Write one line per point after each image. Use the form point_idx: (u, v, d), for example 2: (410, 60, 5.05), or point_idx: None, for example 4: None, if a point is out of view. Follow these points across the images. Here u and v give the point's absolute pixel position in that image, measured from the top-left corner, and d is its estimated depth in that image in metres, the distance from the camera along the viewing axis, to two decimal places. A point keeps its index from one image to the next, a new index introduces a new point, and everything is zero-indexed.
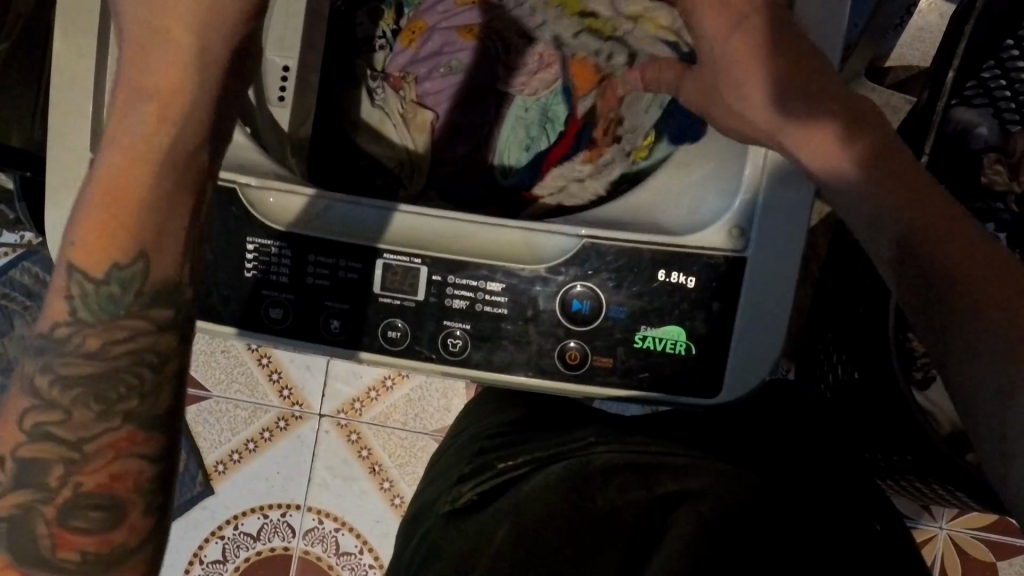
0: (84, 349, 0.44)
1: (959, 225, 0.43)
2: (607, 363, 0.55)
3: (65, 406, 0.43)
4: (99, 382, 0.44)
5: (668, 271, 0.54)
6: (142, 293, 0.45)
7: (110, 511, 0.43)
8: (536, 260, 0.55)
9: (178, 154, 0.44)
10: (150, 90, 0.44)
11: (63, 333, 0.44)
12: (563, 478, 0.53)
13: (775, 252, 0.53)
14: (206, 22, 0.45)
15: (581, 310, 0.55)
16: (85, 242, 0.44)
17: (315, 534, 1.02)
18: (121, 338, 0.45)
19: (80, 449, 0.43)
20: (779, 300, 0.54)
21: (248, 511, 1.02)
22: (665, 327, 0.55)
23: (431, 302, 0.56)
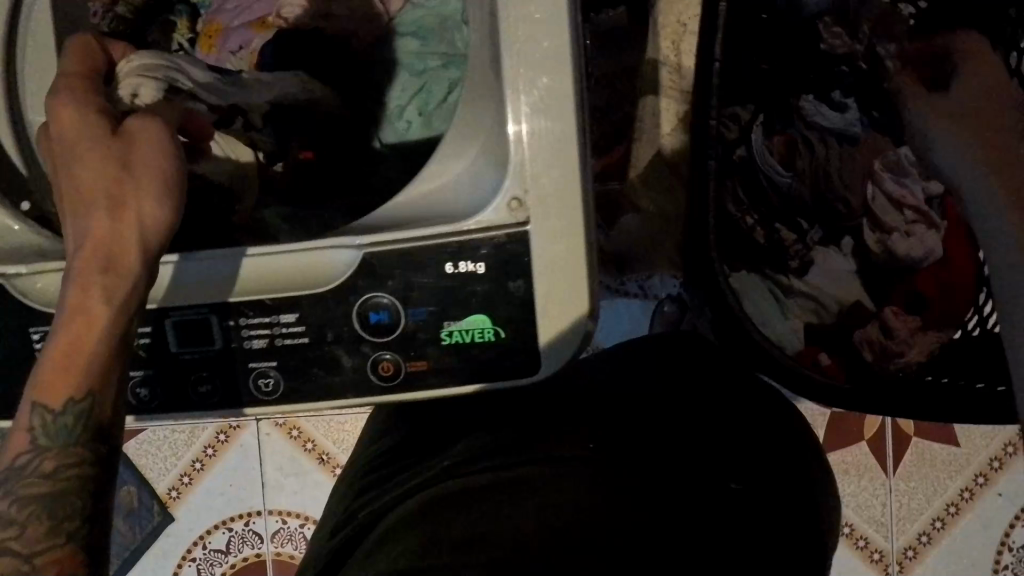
0: (38, 470, 0.47)
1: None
2: (422, 366, 0.53)
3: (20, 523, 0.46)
4: (47, 501, 0.46)
5: (456, 261, 0.52)
6: (86, 428, 0.47)
7: None
8: (327, 280, 0.53)
9: (126, 302, 0.47)
10: (106, 246, 0.47)
11: (21, 461, 0.47)
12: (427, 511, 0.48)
13: (558, 212, 0.50)
14: (161, 175, 0.49)
15: (381, 320, 0.53)
16: (43, 380, 0.46)
17: (282, 534, 1.22)
18: (69, 461, 0.48)
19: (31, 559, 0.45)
20: (575, 260, 0.51)
21: (215, 529, 1.22)
22: (468, 317, 0.53)
23: (230, 349, 0.54)
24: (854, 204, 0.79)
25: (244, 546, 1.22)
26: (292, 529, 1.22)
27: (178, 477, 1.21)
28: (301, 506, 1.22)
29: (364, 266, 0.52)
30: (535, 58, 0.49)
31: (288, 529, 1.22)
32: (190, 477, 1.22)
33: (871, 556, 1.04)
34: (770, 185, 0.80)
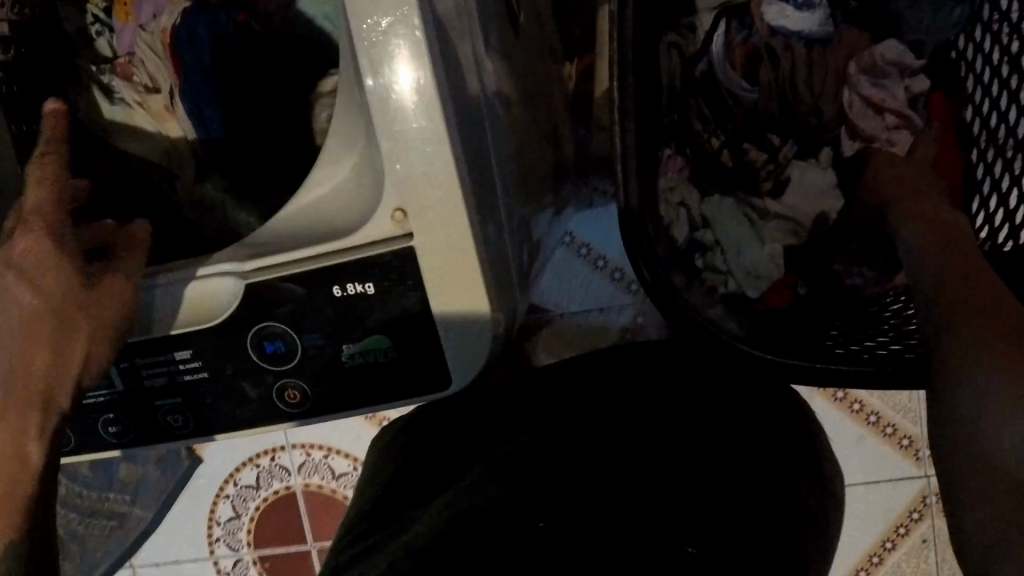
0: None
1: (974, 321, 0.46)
2: (328, 390, 0.51)
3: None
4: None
5: (343, 284, 0.48)
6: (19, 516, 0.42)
7: None
8: (214, 314, 0.49)
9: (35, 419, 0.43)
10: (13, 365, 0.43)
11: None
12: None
13: (443, 226, 0.46)
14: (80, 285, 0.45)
15: (277, 349, 0.50)
16: None
17: (308, 466, 1.24)
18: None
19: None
20: (470, 278, 0.47)
21: (242, 467, 1.25)
22: (367, 340, 0.49)
23: (131, 389, 0.52)
24: (827, 114, 0.73)
25: (274, 481, 1.25)
26: (317, 461, 1.24)
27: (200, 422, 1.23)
28: (323, 439, 1.23)
29: (249, 298, 0.49)
30: (390, 62, 0.43)
31: (313, 461, 1.24)
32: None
33: (898, 441, 1.06)
34: (734, 100, 0.73)
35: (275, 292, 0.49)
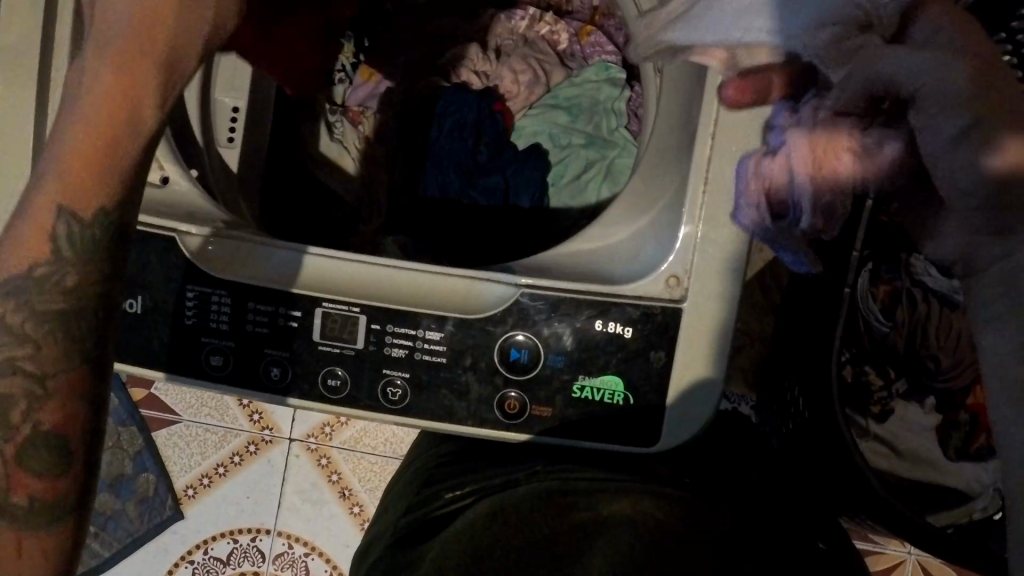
0: (62, 284, 0.43)
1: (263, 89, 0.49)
2: (545, 412, 0.56)
3: (36, 338, 0.43)
4: (65, 318, 0.43)
5: (605, 321, 0.54)
6: (104, 247, 0.44)
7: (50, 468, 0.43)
8: (476, 310, 0.55)
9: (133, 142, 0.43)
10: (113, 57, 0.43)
11: (41, 273, 0.43)
12: (492, 516, 0.53)
13: (711, 299, 0.53)
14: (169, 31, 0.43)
15: (519, 358, 0.55)
16: (69, 185, 0.42)
17: (284, 558, 1.08)
18: (90, 278, 0.44)
19: (42, 384, 0.43)
20: (717, 347, 0.54)
21: (217, 536, 1.08)
22: (604, 377, 0.55)
23: (370, 351, 0.56)
24: (944, 364, 0.80)
25: (245, 561, 1.08)
26: (296, 556, 1.07)
27: (197, 476, 1.07)
28: (310, 532, 1.07)
29: (517, 303, 0.55)
30: (727, 154, 0.52)
31: (292, 555, 1.07)
32: (209, 479, 1.07)
33: None
34: (867, 327, 0.82)
35: (541, 306, 0.55)
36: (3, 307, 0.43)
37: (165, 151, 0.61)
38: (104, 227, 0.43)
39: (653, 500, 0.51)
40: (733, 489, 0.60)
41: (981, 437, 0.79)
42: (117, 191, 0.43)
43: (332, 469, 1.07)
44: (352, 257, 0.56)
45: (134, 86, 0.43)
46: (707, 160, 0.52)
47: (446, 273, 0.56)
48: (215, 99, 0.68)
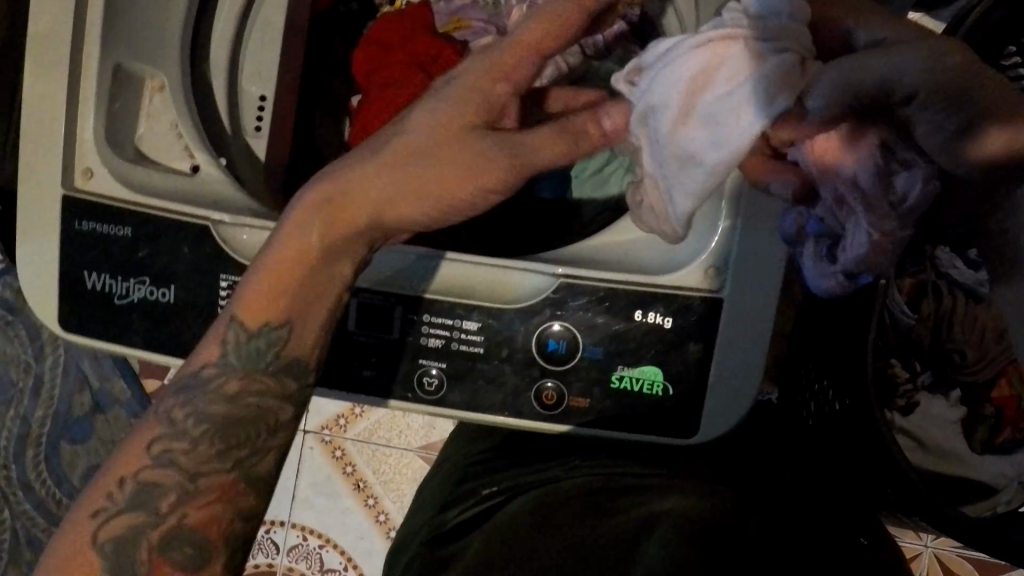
0: (225, 392, 0.48)
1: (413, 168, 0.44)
2: (582, 403, 0.55)
3: (193, 438, 0.47)
4: (227, 428, 0.47)
5: (644, 311, 0.54)
6: (278, 358, 0.48)
7: (200, 548, 0.46)
8: (512, 300, 0.55)
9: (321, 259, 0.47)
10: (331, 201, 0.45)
11: (210, 374, 0.48)
12: (528, 512, 0.53)
13: (751, 291, 0.53)
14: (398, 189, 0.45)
15: (557, 349, 0.55)
16: (254, 303, 0.47)
17: (299, 550, 1.07)
18: (255, 390, 0.48)
19: (194, 483, 0.46)
20: (756, 340, 0.53)
21: None
22: (642, 367, 0.54)
23: (405, 341, 0.56)
24: (970, 358, 0.79)
25: (259, 554, 1.08)
26: (310, 548, 1.07)
27: None
28: (324, 525, 1.07)
29: (555, 293, 0.54)
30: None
31: (307, 548, 1.07)
32: None
33: None
34: (892, 320, 0.80)
35: (579, 296, 0.54)
36: (178, 407, 0.47)
37: (195, 138, 0.60)
38: (269, 346, 0.48)
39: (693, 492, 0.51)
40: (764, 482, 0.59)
41: (1007, 431, 0.79)
42: (287, 314, 0.47)
43: (347, 461, 1.06)
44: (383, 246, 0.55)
45: (337, 236, 0.46)
46: None
47: (480, 262, 0.55)
48: (241, 88, 0.67)
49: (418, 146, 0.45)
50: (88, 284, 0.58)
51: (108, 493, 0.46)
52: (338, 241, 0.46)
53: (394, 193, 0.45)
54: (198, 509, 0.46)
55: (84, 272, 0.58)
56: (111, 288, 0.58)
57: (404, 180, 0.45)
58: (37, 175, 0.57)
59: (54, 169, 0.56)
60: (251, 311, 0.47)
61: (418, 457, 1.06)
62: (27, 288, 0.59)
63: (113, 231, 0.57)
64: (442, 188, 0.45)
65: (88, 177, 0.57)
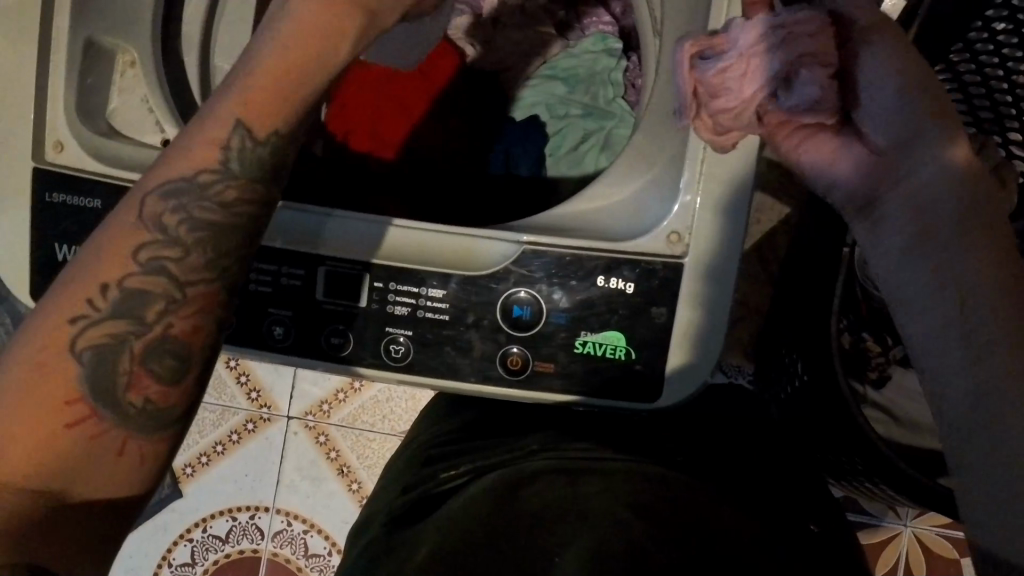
0: (219, 200, 0.46)
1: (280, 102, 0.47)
2: (548, 368, 0.56)
3: (185, 245, 0.46)
4: (218, 234, 0.46)
5: (608, 277, 0.55)
6: (269, 170, 0.48)
7: (181, 362, 0.46)
8: (477, 267, 0.55)
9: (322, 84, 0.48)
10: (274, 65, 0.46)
11: (207, 180, 0.46)
12: (491, 492, 0.54)
13: (712, 257, 0.54)
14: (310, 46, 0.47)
15: (522, 315, 0.55)
16: (257, 102, 0.46)
17: (284, 536, 1.08)
18: (248, 199, 0.47)
19: (182, 291, 0.46)
20: (717, 307, 0.54)
21: (216, 514, 1.08)
22: (606, 332, 0.55)
23: (373, 309, 0.56)
24: None
25: (244, 539, 1.08)
26: (295, 533, 1.08)
27: (196, 454, 1.07)
28: (308, 509, 1.07)
29: (519, 260, 0.55)
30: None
31: (291, 533, 1.08)
32: (208, 458, 1.08)
33: None
34: (865, 295, 0.82)
35: (543, 263, 0.55)
36: (162, 206, 0.45)
37: (166, 112, 0.61)
38: (272, 154, 0.47)
39: (651, 484, 0.52)
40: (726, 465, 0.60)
41: None
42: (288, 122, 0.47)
43: (331, 446, 1.07)
44: (352, 215, 0.56)
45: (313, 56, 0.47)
46: None
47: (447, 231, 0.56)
48: (213, 65, 0.67)
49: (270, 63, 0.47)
50: (59, 256, 0.59)
51: (90, 300, 0.44)
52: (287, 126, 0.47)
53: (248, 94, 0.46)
54: (184, 319, 0.46)
55: (55, 243, 0.59)
56: None
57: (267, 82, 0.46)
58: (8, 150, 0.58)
59: (25, 144, 0.57)
60: (258, 115, 0.46)
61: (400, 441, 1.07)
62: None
63: (83, 203, 0.58)
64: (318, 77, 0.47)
65: (58, 150, 0.58)
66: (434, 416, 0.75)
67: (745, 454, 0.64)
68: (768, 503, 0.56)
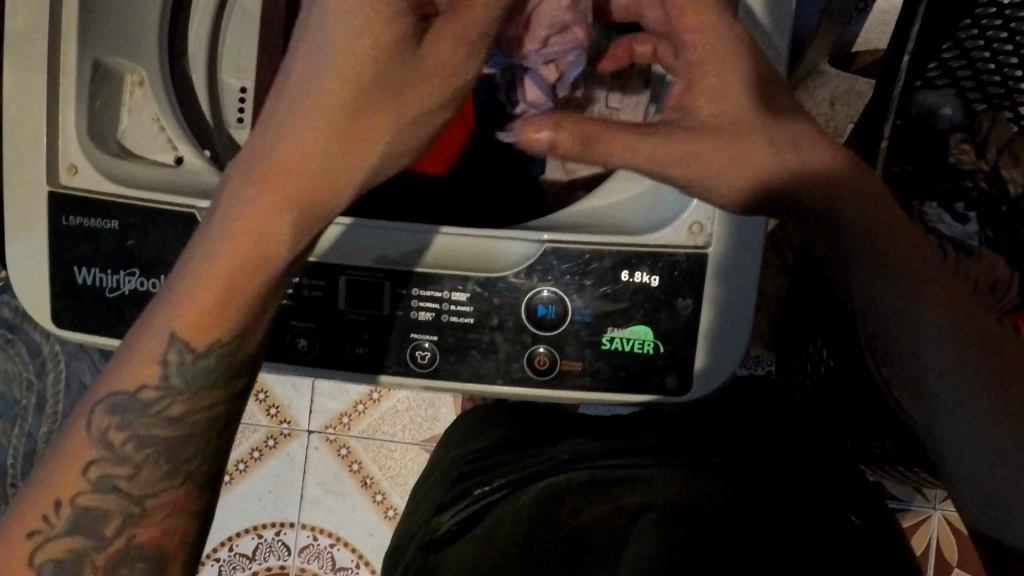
0: (168, 415, 0.46)
1: (369, 143, 0.43)
2: (575, 366, 0.55)
3: (136, 463, 0.46)
4: (175, 446, 0.47)
5: (631, 271, 0.54)
6: (227, 369, 0.47)
7: (156, 561, 0.47)
8: (498, 268, 0.55)
9: (378, 162, 0.44)
10: (331, 121, 0.42)
11: (149, 395, 0.46)
12: (531, 508, 0.53)
13: (736, 246, 0.53)
14: (363, 124, 0.42)
15: (546, 315, 0.55)
16: (358, 175, 0.44)
17: (310, 550, 1.08)
18: (200, 406, 0.47)
19: (139, 504, 0.46)
20: (743, 296, 0.54)
21: (242, 532, 1.08)
22: (632, 327, 0.55)
23: (396, 316, 0.56)
24: None
25: (271, 556, 1.08)
26: (321, 548, 1.07)
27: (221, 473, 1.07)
28: (334, 524, 1.07)
29: (541, 260, 0.55)
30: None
31: (318, 547, 1.08)
32: (231, 477, 1.08)
33: None
34: None
35: (565, 262, 0.54)
36: (106, 425, 0.46)
37: (179, 132, 0.61)
38: (215, 363, 0.46)
39: (690, 483, 0.52)
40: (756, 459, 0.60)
41: None
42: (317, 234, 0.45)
43: (352, 459, 1.06)
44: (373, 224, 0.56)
45: (353, 138, 0.42)
46: None
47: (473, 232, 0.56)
48: (219, 80, 0.66)
49: (329, 106, 0.42)
50: (78, 279, 0.59)
51: (45, 516, 0.46)
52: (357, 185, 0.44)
53: (317, 162, 0.42)
54: (151, 526, 0.47)
55: (74, 267, 0.58)
56: (101, 281, 0.59)
57: (332, 142, 0.42)
58: (23, 175, 0.57)
59: (40, 169, 0.57)
60: (266, 232, 0.43)
61: (423, 449, 1.06)
62: (19, 288, 0.59)
63: (101, 225, 0.58)
64: (387, 126, 0.43)
65: (72, 173, 0.57)
66: (460, 433, 0.74)
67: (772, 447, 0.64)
68: (803, 492, 0.56)
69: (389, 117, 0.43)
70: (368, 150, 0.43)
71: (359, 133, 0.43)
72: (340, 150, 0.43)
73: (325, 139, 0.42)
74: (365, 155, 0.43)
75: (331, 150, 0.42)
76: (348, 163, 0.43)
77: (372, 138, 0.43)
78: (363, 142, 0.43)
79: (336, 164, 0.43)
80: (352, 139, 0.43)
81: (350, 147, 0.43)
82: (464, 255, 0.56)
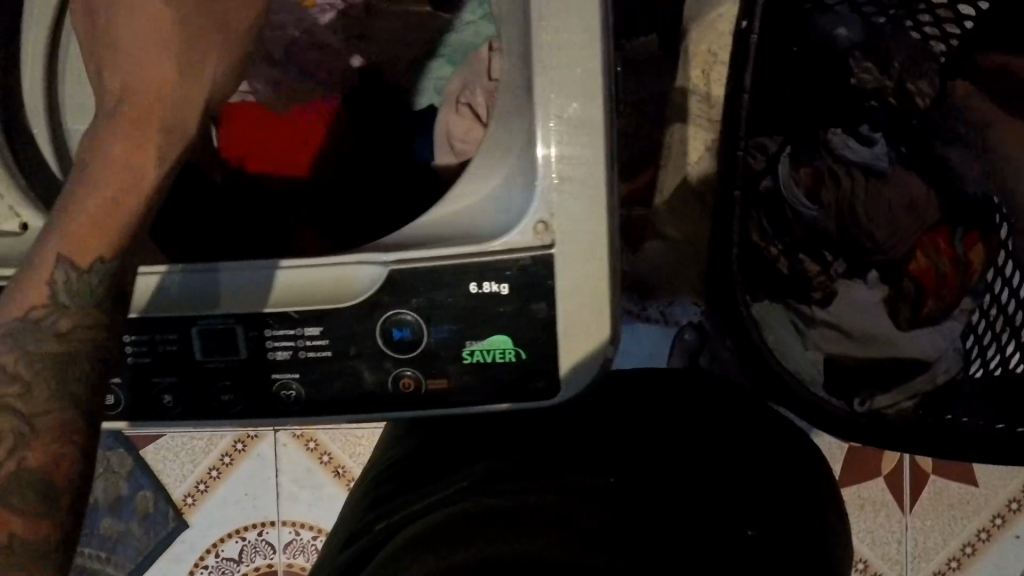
0: (56, 329, 0.47)
1: (177, 96, 0.51)
2: (442, 384, 0.54)
3: (28, 381, 0.46)
4: (60, 364, 0.46)
5: (479, 282, 0.53)
6: (105, 292, 0.48)
7: (43, 492, 0.44)
8: (349, 295, 0.53)
9: (181, 108, 0.51)
10: (139, 91, 0.50)
11: (38, 315, 0.47)
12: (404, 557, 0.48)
13: (581, 241, 0.51)
14: (178, 68, 0.51)
15: (403, 336, 0.53)
16: (152, 117, 0.50)
17: (294, 546, 1.09)
18: (84, 326, 0.47)
19: (29, 423, 0.45)
20: (597, 291, 0.52)
21: (225, 537, 1.09)
22: (491, 338, 0.53)
23: (254, 358, 0.54)
24: (879, 238, 0.80)
25: (257, 557, 1.09)
26: (305, 542, 1.08)
27: (195, 483, 1.08)
28: (314, 517, 1.08)
29: (390, 282, 0.53)
30: (564, 107, 0.50)
31: (302, 541, 1.08)
32: (205, 484, 1.08)
33: None
34: (794, 216, 0.81)
35: (414, 281, 0.53)
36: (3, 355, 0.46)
37: (19, 199, 0.59)
38: (102, 284, 0.48)
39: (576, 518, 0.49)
40: (658, 465, 0.59)
41: (930, 302, 0.80)
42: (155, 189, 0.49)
43: (322, 451, 1.07)
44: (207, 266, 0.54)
45: (172, 91, 0.51)
46: (546, 88, 0.50)
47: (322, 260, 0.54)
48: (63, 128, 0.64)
49: (130, 87, 0.50)
50: None
51: None
52: (173, 144, 0.51)
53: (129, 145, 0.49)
54: (40, 449, 0.45)
55: None
56: None
57: (162, 63, 0.51)
58: None
59: None
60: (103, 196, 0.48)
61: None
62: None
63: None
64: (183, 90, 0.51)
65: None
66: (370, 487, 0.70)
67: (680, 443, 0.63)
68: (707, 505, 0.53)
69: (189, 70, 0.52)
70: (177, 104, 0.51)
71: (167, 85, 0.51)
72: (163, 96, 0.50)
73: (126, 125, 0.49)
74: (172, 97, 0.51)
75: (142, 106, 0.50)
76: (153, 116, 0.50)
77: (175, 94, 0.51)
78: (178, 116, 0.51)
79: (145, 113, 0.50)
80: (166, 90, 0.51)
81: (166, 84, 0.51)
82: (308, 288, 0.54)
